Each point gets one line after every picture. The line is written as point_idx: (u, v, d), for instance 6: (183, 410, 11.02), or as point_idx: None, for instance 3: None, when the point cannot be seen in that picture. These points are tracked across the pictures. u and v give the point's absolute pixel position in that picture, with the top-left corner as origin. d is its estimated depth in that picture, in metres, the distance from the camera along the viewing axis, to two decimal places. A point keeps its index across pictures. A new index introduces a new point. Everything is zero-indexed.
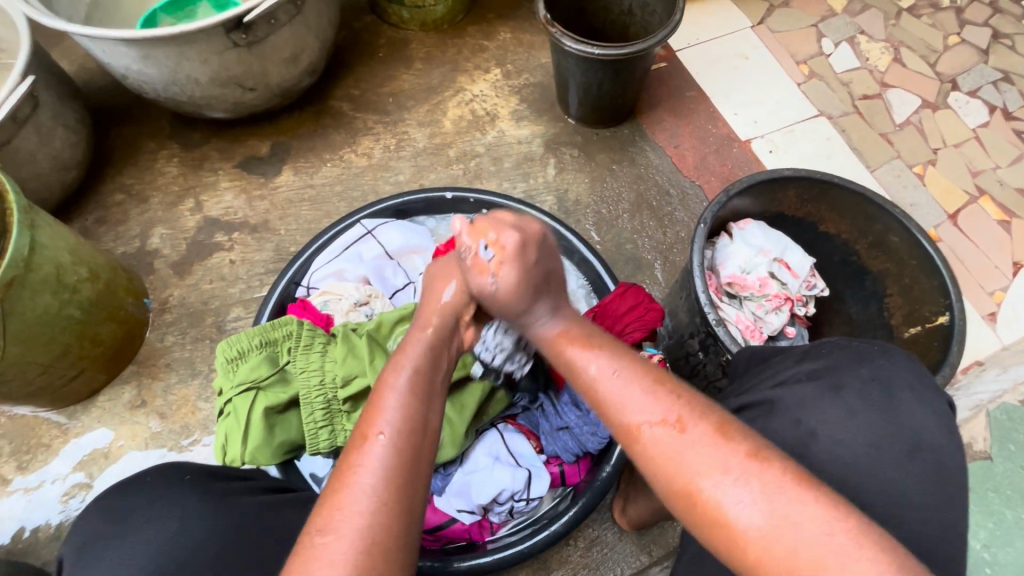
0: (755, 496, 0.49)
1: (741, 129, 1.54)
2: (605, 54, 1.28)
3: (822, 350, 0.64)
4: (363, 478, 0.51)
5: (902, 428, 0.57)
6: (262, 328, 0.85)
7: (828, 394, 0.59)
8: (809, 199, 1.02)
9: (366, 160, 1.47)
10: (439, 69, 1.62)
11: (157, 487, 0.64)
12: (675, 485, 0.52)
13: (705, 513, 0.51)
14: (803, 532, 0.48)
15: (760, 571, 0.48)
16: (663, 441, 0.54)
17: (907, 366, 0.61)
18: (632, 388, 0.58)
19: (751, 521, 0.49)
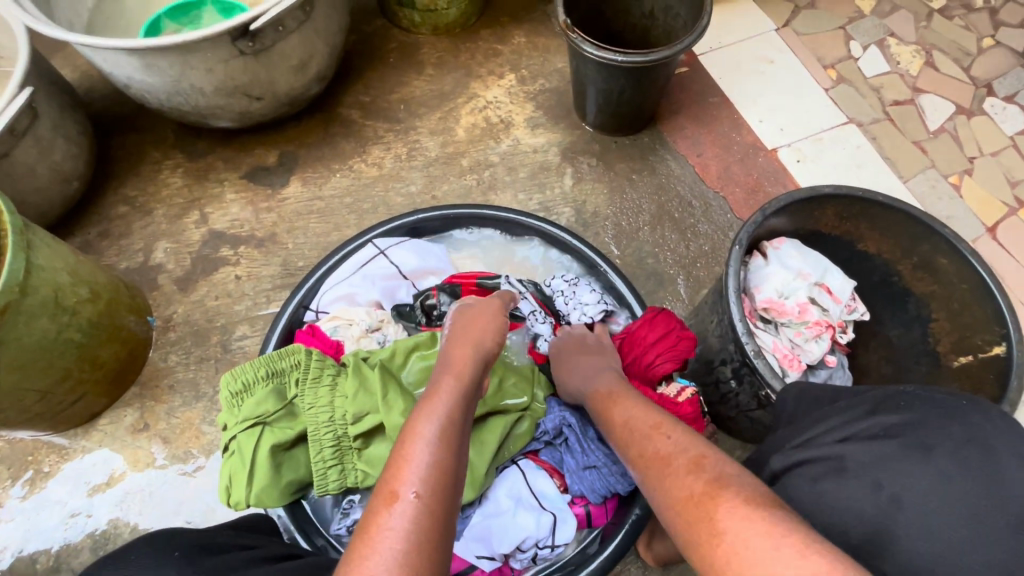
0: (722, 517, 0.46)
1: (767, 137, 1.48)
2: (627, 61, 1.22)
3: (900, 401, 0.59)
4: (391, 541, 0.45)
5: (1005, 497, 0.50)
6: (268, 358, 0.80)
7: (915, 455, 0.54)
8: (848, 216, 0.96)
9: (376, 170, 1.42)
10: (452, 74, 1.56)
11: (141, 565, 0.51)
12: (665, 517, 0.51)
13: (690, 544, 0.48)
14: (765, 554, 0.42)
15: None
16: (652, 473, 0.54)
17: (1009, 424, 0.54)
18: (633, 431, 0.61)
19: (724, 548, 0.44)
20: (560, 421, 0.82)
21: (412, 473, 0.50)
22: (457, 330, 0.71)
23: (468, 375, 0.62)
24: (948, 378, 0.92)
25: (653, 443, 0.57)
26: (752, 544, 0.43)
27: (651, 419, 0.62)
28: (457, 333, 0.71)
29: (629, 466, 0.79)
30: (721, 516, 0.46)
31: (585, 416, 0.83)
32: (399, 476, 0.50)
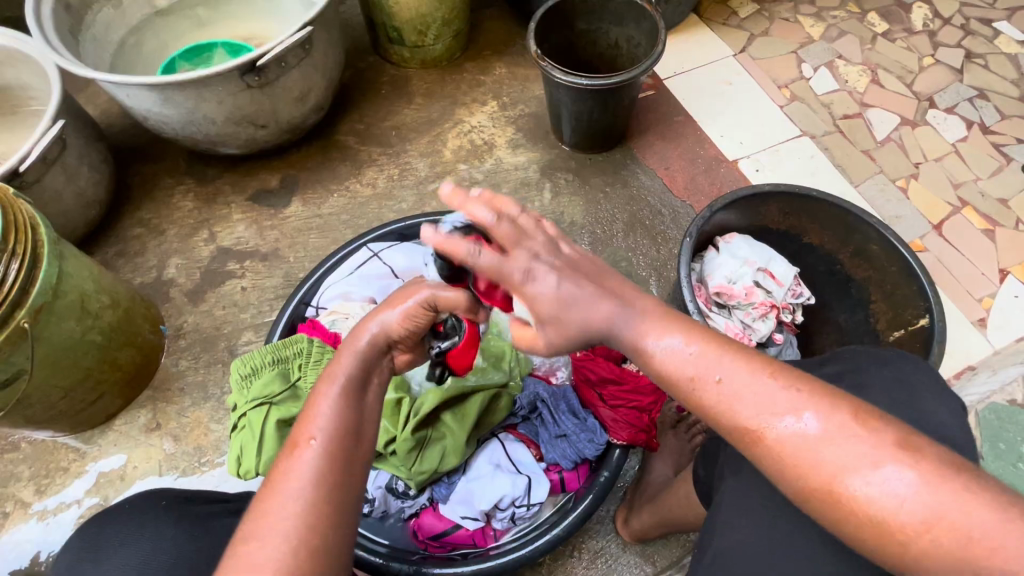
0: (902, 482, 0.48)
1: (728, 150, 1.61)
2: (593, 84, 1.36)
3: (845, 355, 0.70)
4: (292, 487, 0.54)
5: (926, 423, 0.60)
6: (275, 346, 0.91)
7: (852, 393, 0.65)
8: (790, 212, 1.07)
9: (370, 189, 1.55)
10: (439, 103, 1.71)
11: (135, 513, 0.69)
12: (813, 488, 0.51)
13: (853, 513, 0.49)
14: (961, 511, 0.47)
15: (921, 558, 0.48)
16: (799, 443, 0.52)
17: (925, 369, 0.66)
18: (754, 388, 0.54)
19: (914, 511, 0.48)
20: (533, 397, 0.93)
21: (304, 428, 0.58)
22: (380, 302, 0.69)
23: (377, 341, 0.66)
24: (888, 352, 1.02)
25: (790, 401, 0.53)
26: (932, 511, 0.47)
27: (764, 370, 0.55)
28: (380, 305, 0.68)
29: (596, 432, 0.89)
30: (915, 480, 0.48)
31: (558, 391, 0.93)
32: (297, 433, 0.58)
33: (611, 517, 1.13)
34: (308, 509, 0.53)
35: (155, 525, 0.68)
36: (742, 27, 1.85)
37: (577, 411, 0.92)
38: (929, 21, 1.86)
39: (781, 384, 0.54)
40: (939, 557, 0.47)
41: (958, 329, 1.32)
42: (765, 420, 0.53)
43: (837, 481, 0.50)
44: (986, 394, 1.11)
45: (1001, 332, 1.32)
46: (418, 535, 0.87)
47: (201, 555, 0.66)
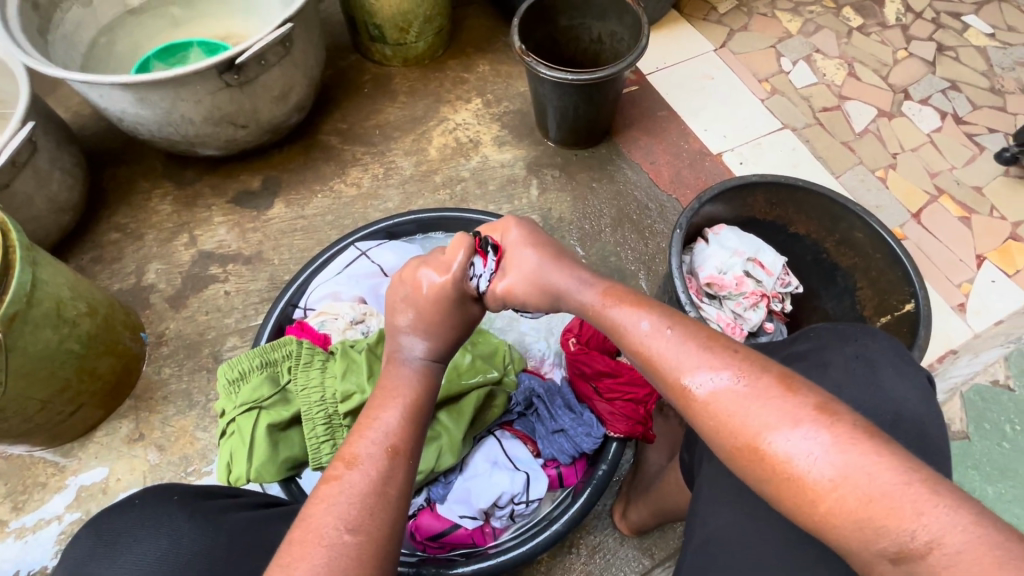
0: (829, 447, 0.50)
1: (712, 144, 1.62)
2: (578, 79, 1.36)
3: (811, 334, 0.72)
4: (381, 481, 0.58)
5: (883, 400, 0.62)
6: (262, 350, 0.89)
7: (815, 372, 0.67)
8: (777, 202, 1.10)
9: (355, 189, 1.53)
10: (423, 101, 1.71)
11: (147, 506, 0.65)
12: (739, 442, 0.54)
13: (774, 469, 0.52)
14: (896, 482, 0.48)
15: (831, 523, 0.49)
16: (724, 398, 0.56)
17: (888, 343, 0.67)
18: (686, 347, 0.60)
19: (833, 472, 0.49)
20: (529, 392, 0.94)
21: (386, 434, 0.62)
22: (413, 307, 0.76)
23: (431, 356, 0.73)
24: None
25: (719, 361, 0.58)
26: (856, 478, 0.48)
27: (705, 335, 0.61)
28: (412, 299, 0.76)
29: (592, 426, 0.89)
30: (846, 448, 0.50)
31: (553, 387, 0.94)
32: (385, 437, 0.62)
33: (607, 510, 1.13)
34: (391, 512, 0.57)
35: (168, 519, 0.64)
36: (721, 22, 1.87)
37: (572, 405, 0.91)
38: (902, 15, 1.91)
39: (707, 348, 0.59)
40: (852, 521, 0.48)
41: (939, 313, 1.35)
42: (691, 375, 0.58)
43: (764, 436, 0.53)
44: (969, 375, 1.05)
45: (979, 317, 1.35)
46: (416, 537, 0.84)
47: (216, 551, 0.62)
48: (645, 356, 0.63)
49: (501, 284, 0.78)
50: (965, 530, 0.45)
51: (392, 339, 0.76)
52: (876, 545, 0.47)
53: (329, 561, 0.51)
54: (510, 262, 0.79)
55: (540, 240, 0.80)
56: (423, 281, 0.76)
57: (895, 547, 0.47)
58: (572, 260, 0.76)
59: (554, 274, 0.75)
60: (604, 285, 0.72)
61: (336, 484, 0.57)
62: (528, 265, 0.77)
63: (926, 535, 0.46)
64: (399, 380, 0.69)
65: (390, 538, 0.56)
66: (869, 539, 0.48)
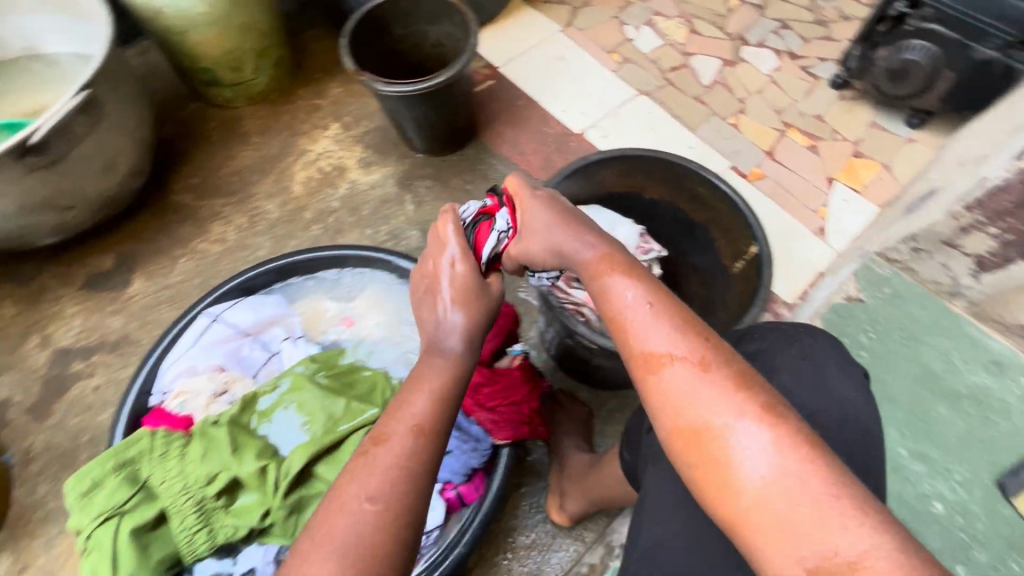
0: (769, 453, 0.52)
1: (574, 123, 1.65)
2: (416, 89, 1.33)
3: (757, 334, 0.74)
4: (398, 463, 0.59)
5: (831, 401, 0.65)
6: (112, 452, 0.82)
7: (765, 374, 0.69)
8: (625, 173, 1.13)
9: (221, 245, 1.45)
10: (278, 137, 1.64)
11: None
12: (685, 427, 0.56)
13: (715, 456, 0.54)
14: (824, 496, 0.49)
15: (751, 525, 0.51)
16: (681, 380, 0.57)
17: (828, 342, 0.71)
18: (660, 323, 0.61)
19: (766, 476, 0.51)
20: None
21: (417, 414, 0.63)
22: (438, 285, 0.79)
23: (467, 338, 0.74)
24: (734, 281, 1.09)
25: (688, 342, 0.59)
26: (785, 487, 0.50)
27: (682, 317, 0.61)
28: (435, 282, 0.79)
29: (479, 440, 0.89)
30: (784, 456, 0.51)
31: None
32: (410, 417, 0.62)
33: (540, 506, 1.15)
34: (409, 490, 0.58)
35: None
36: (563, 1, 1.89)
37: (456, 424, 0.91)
38: None
39: (681, 325, 0.60)
40: (773, 526, 0.50)
41: (802, 240, 1.44)
42: (656, 348, 0.60)
43: (712, 427, 0.55)
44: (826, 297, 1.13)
45: (838, 236, 1.45)
46: None
47: None
48: (619, 325, 0.64)
49: (513, 244, 0.83)
50: (884, 554, 0.46)
51: (425, 324, 0.77)
52: (791, 560, 0.49)
53: (352, 526, 0.55)
54: (524, 227, 0.82)
55: (553, 204, 0.82)
56: (446, 259, 0.81)
57: (809, 561, 0.48)
58: (580, 224, 0.78)
59: (561, 237, 0.77)
60: (595, 254, 0.72)
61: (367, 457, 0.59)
62: (538, 230, 0.80)
63: (846, 553, 0.47)
64: (427, 363, 0.70)
65: (410, 513, 0.57)
66: (785, 553, 0.49)
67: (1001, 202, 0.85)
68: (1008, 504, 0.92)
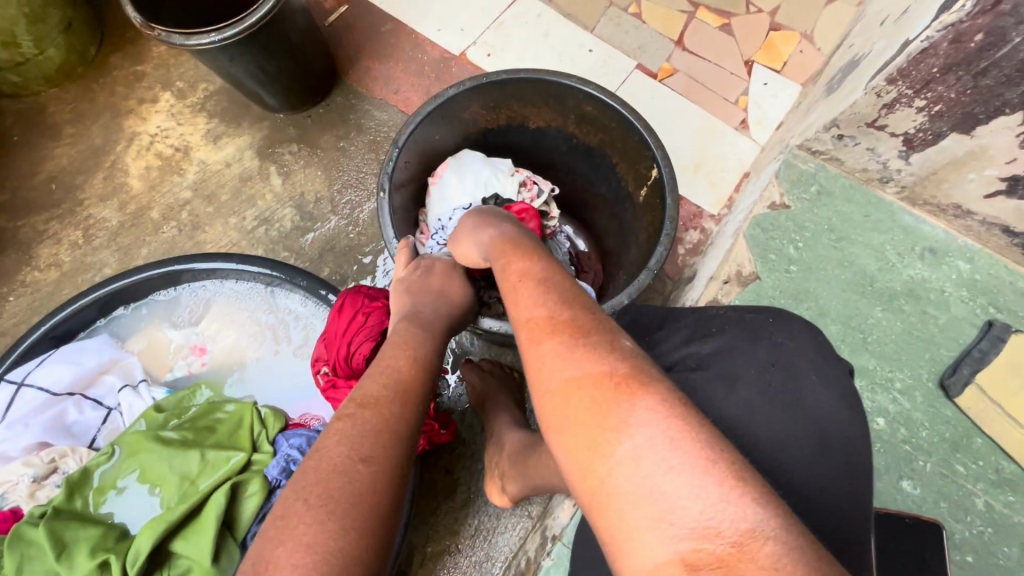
0: (645, 417, 0.42)
1: (452, 44, 1.39)
2: (223, 39, 1.04)
3: (715, 329, 0.60)
4: (382, 421, 0.54)
5: (805, 418, 0.52)
6: None
7: (722, 385, 0.55)
8: (497, 104, 0.93)
9: (56, 270, 1.21)
10: (97, 122, 1.33)
11: None
12: (557, 388, 0.46)
13: (587, 422, 0.44)
14: (706, 465, 0.40)
15: (621, 502, 0.41)
16: (559, 342, 0.48)
17: (806, 343, 0.57)
18: (549, 290, 0.54)
19: (641, 444, 0.41)
20: (286, 459, 0.75)
21: (398, 378, 0.59)
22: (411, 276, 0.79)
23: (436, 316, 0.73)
24: (640, 213, 0.93)
25: (571, 305, 0.51)
26: (660, 452, 0.41)
27: (574, 287, 0.54)
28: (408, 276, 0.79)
29: None
30: (662, 422, 0.42)
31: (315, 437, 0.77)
32: (389, 379, 0.58)
33: (479, 490, 1.05)
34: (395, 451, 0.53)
35: None
36: None
37: None
38: None
39: (569, 292, 0.53)
40: (644, 500, 0.40)
41: (724, 139, 1.29)
42: (538, 312, 0.52)
43: (585, 386, 0.45)
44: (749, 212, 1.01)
45: (762, 128, 1.30)
46: None
47: None
48: (511, 295, 0.56)
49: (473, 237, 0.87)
50: (772, 530, 0.37)
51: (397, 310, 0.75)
52: (662, 544, 0.38)
53: (345, 490, 0.49)
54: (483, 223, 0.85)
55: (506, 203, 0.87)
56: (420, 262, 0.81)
57: (682, 549, 0.38)
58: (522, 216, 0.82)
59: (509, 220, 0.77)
60: (501, 236, 0.68)
61: (346, 421, 0.54)
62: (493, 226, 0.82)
63: (728, 533, 0.38)
64: (405, 330, 0.67)
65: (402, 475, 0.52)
66: (658, 539, 0.39)
67: (926, 69, 0.73)
68: (951, 404, 0.87)
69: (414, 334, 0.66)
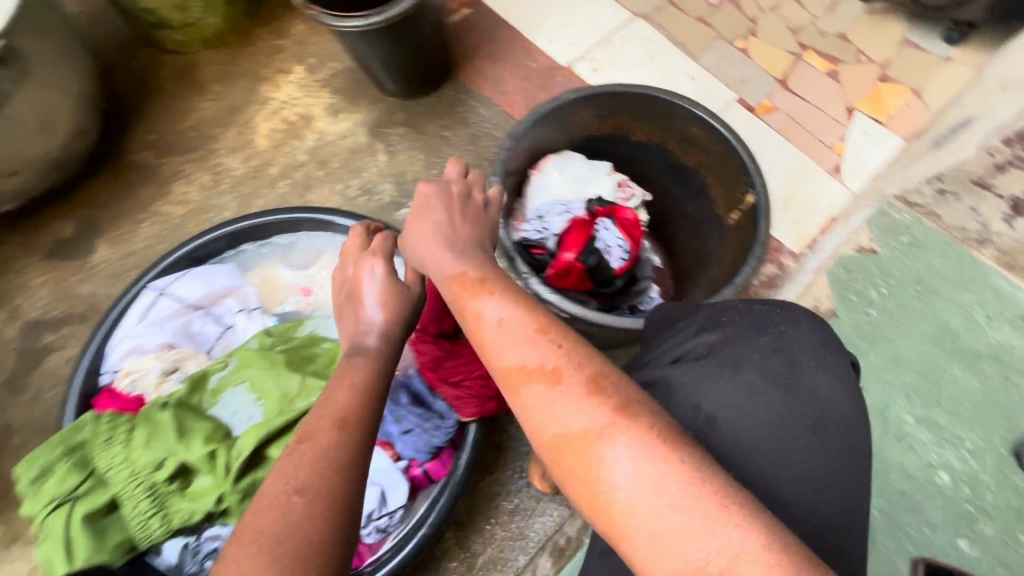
0: (628, 462, 0.48)
1: (561, 55, 1.48)
2: (369, 23, 1.15)
3: (722, 318, 0.66)
4: (321, 455, 0.53)
5: (803, 404, 0.60)
6: (60, 437, 0.80)
7: (728, 370, 0.61)
8: (606, 114, 1.00)
9: (184, 207, 1.37)
10: (238, 85, 1.50)
11: None
12: (549, 440, 0.51)
13: (582, 469, 0.49)
14: (688, 497, 0.46)
15: (625, 539, 0.47)
16: (539, 392, 0.52)
17: (807, 331, 0.64)
18: (519, 335, 0.56)
19: (629, 485, 0.47)
20: None
21: (340, 406, 0.58)
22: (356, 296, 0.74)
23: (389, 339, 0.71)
24: (729, 237, 0.96)
25: (542, 353, 0.54)
26: (649, 493, 0.46)
27: (536, 325, 0.56)
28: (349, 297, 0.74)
29: (444, 416, 0.88)
30: (645, 461, 0.47)
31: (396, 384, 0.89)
32: (333, 409, 0.58)
33: (523, 471, 1.10)
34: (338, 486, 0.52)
35: None
36: None
37: (421, 400, 0.90)
38: None
39: (538, 334, 0.55)
40: (645, 537, 0.46)
41: (814, 180, 1.30)
42: (513, 362, 0.54)
43: (574, 440, 0.50)
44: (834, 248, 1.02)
45: (856, 175, 1.30)
46: None
47: None
48: (474, 342, 0.58)
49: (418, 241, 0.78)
50: (757, 550, 0.43)
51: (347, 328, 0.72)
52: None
53: (280, 525, 0.48)
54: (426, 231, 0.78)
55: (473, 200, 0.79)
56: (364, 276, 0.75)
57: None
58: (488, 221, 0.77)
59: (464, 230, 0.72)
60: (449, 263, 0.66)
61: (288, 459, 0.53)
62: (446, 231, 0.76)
63: (718, 559, 0.44)
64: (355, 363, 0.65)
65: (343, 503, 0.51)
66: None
67: None
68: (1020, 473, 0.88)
69: (362, 364, 0.65)
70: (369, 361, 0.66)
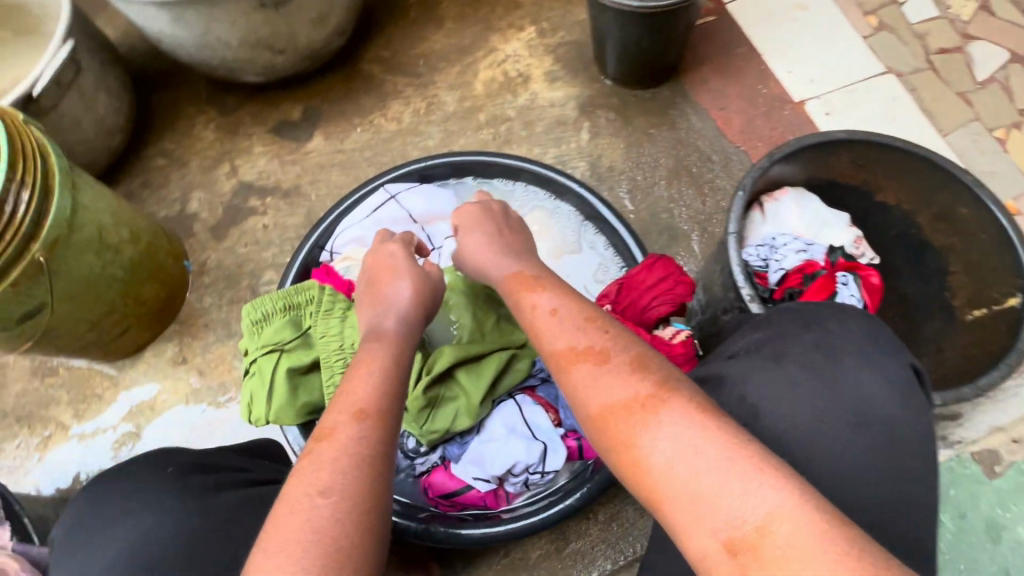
0: (669, 429, 0.51)
1: (795, 89, 1.41)
2: (642, 6, 1.19)
3: (771, 320, 0.68)
4: (341, 444, 0.57)
5: (846, 399, 0.59)
6: (285, 293, 0.89)
7: (770, 363, 0.62)
8: (865, 163, 0.93)
9: (395, 125, 1.46)
10: (471, 28, 1.57)
11: (140, 479, 0.71)
12: (593, 414, 0.55)
13: (621, 438, 0.53)
14: (721, 458, 0.48)
15: (667, 506, 0.49)
16: (586, 369, 0.57)
17: (855, 328, 0.63)
18: (566, 322, 0.62)
19: (666, 450, 0.50)
20: None
21: (359, 398, 0.61)
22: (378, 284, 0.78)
23: (406, 323, 0.73)
24: (959, 332, 0.92)
25: (587, 337, 0.59)
26: (686, 460, 0.49)
27: (584, 315, 0.62)
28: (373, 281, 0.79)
29: None
30: (682, 426, 0.51)
31: None
32: (352, 399, 0.61)
33: None
34: (356, 476, 0.55)
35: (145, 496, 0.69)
36: None
37: None
38: None
39: (582, 324, 0.61)
40: (686, 502, 0.48)
41: None
42: (561, 345, 0.60)
43: (619, 411, 0.54)
44: None
45: None
46: (430, 493, 0.88)
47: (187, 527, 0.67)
48: (529, 326, 0.65)
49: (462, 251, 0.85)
50: (792, 508, 0.45)
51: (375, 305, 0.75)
52: (706, 539, 0.46)
53: (306, 525, 0.51)
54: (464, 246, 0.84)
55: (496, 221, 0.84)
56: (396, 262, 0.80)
57: (722, 539, 0.46)
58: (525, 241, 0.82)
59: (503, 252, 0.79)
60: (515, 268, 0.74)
61: (308, 458, 0.56)
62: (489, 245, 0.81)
63: (754, 520, 0.45)
64: (373, 347, 0.68)
65: (371, 496, 0.55)
66: (704, 539, 0.46)
67: None
68: None
69: (382, 350, 0.68)
70: (388, 347, 0.68)
